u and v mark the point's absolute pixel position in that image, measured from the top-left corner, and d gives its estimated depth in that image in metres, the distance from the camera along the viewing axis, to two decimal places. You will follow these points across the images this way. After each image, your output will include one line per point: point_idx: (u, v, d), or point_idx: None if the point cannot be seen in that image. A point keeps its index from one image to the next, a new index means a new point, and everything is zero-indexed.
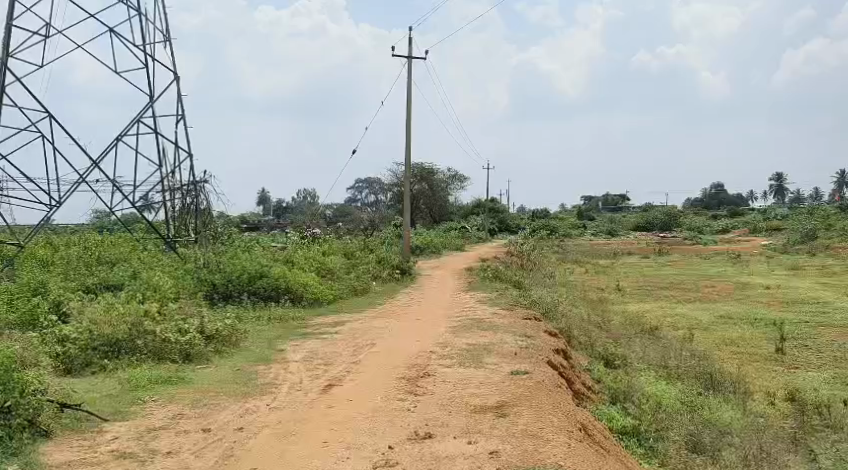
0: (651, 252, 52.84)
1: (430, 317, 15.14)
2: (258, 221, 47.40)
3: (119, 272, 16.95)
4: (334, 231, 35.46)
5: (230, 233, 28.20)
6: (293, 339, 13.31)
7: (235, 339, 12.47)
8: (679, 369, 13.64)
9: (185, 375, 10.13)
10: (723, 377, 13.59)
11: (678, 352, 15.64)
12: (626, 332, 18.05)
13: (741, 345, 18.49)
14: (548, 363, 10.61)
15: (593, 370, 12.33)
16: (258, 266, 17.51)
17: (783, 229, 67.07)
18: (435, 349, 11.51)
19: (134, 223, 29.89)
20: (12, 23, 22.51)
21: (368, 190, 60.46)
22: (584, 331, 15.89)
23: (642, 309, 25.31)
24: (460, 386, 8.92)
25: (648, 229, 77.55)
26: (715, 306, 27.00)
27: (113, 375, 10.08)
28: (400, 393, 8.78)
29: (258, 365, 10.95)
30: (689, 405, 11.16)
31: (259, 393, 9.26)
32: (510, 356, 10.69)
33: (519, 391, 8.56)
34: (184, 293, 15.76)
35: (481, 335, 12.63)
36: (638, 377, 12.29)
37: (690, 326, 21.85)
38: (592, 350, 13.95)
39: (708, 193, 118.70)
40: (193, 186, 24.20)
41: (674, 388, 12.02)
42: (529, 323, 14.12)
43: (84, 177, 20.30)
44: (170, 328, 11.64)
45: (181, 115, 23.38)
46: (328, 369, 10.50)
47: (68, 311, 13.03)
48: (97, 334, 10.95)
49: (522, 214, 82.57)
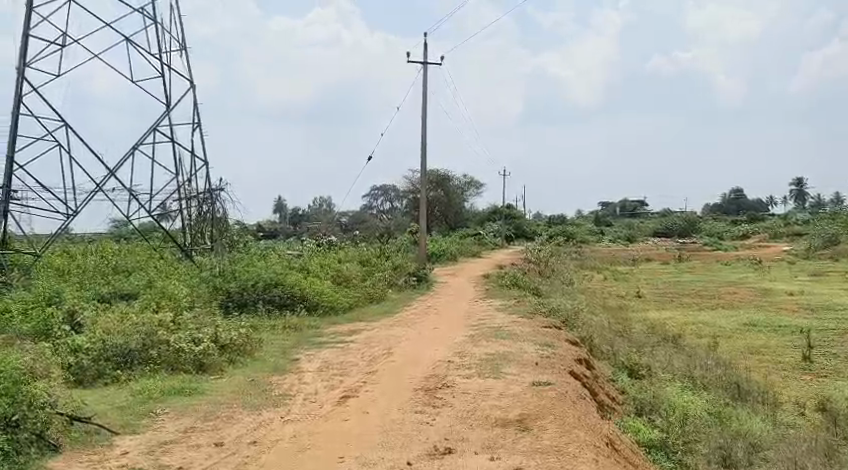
0: (671, 258, 52.19)
1: (448, 326, 14.87)
2: (274, 229, 47.39)
3: (134, 281, 16.81)
4: (350, 238, 35.32)
5: (246, 241, 28.11)
6: (308, 348, 13.08)
7: (249, 348, 12.26)
8: (706, 380, 13.28)
9: (199, 385, 9.91)
10: (749, 388, 13.21)
11: (702, 361, 15.29)
12: (648, 340, 17.69)
13: (767, 353, 18.06)
14: (571, 373, 10.31)
15: (616, 380, 12.00)
16: (273, 274, 17.34)
17: (804, 234, 66.11)
18: (454, 358, 11.24)
19: (151, 232, 29.88)
20: (27, 32, 22.60)
21: (383, 197, 60.44)
22: (604, 339, 15.55)
23: (663, 317, 24.87)
24: (480, 398, 8.61)
25: (667, 235, 76.85)
26: (737, 313, 26.48)
27: (126, 387, 9.87)
28: (417, 406, 8.49)
29: (272, 376, 10.71)
30: (718, 416, 10.81)
31: (274, 404, 9.02)
32: (531, 366, 10.38)
33: (542, 403, 8.24)
34: (199, 301, 15.59)
35: (501, 343, 12.34)
36: (663, 387, 11.94)
37: (713, 333, 21.42)
38: (614, 358, 13.62)
39: (728, 198, 117.57)
40: (209, 195, 24.12)
41: (699, 399, 11.65)
42: (549, 332, 13.80)
43: (101, 186, 20.24)
44: (185, 338, 11.45)
45: (197, 123, 23.33)
46: (344, 379, 10.26)
47: (81, 321, 12.89)
48: (111, 344, 10.78)
49: (539, 220, 82.24)
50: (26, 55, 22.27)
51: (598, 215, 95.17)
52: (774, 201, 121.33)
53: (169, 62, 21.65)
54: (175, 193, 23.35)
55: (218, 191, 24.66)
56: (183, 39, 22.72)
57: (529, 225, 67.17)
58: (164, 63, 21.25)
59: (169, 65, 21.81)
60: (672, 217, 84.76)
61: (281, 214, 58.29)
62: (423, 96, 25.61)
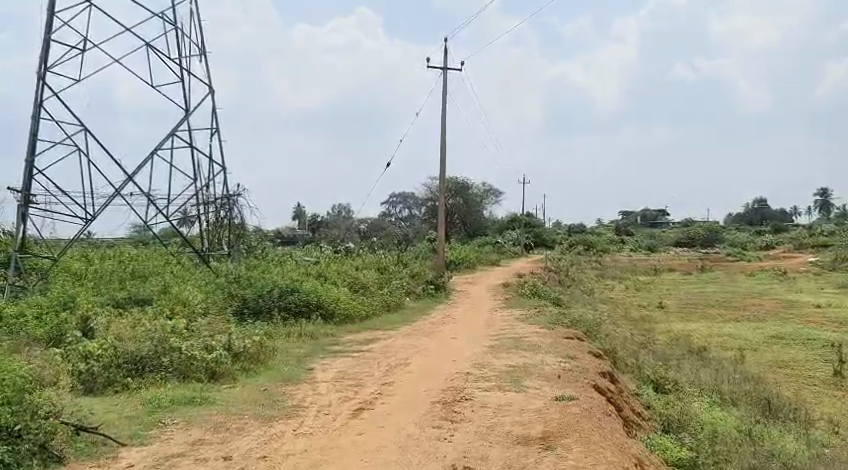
0: (694, 269, 51.45)
1: (467, 336, 14.50)
2: (292, 235, 47.29)
3: (149, 286, 16.60)
4: (369, 246, 35.13)
5: (264, 247, 27.93)
6: (323, 357, 12.77)
7: (263, 357, 11.96)
8: (734, 396, 12.81)
9: (210, 395, 9.61)
10: (779, 404, 12.74)
11: (729, 375, 14.81)
12: (673, 353, 17.22)
13: (797, 368, 17.50)
14: (595, 387, 9.93)
15: (642, 395, 11.56)
16: (290, 281, 17.05)
17: (831, 245, 65.03)
18: (473, 370, 10.88)
19: (170, 238, 29.77)
20: (49, 37, 22.57)
21: (402, 205, 60.08)
22: (628, 351, 15.10)
23: (687, 328, 24.33)
24: (500, 413, 8.22)
25: (690, 245, 75.96)
26: (763, 325, 25.87)
27: (136, 395, 9.60)
28: (435, 420, 8.12)
29: (285, 385, 10.41)
30: (749, 435, 10.37)
31: (286, 416, 8.70)
32: (553, 379, 10.00)
33: (564, 420, 7.83)
34: (213, 308, 15.34)
35: (521, 355, 11.96)
36: (690, 403, 11.51)
37: (739, 346, 20.86)
38: (639, 371, 13.19)
39: (751, 208, 116.04)
40: (227, 200, 23.92)
41: (728, 416, 11.21)
42: (571, 343, 13.37)
43: (120, 191, 20.12)
44: (197, 345, 11.14)
45: (216, 129, 23.19)
46: (359, 390, 9.92)
47: (94, 326, 12.65)
48: (122, 351, 10.50)
49: (558, 229, 81.69)
50: (47, 60, 22.26)
51: (618, 224, 94.26)
52: (797, 212, 119.58)
53: (189, 67, 21.55)
54: (193, 199, 23.19)
55: (235, 197, 24.45)
56: (203, 45, 22.61)
57: (549, 234, 66.60)
58: (183, 69, 21.13)
59: (188, 71, 21.70)
60: (693, 227, 83.73)
61: (300, 220, 58.21)
62: (443, 103, 25.35)
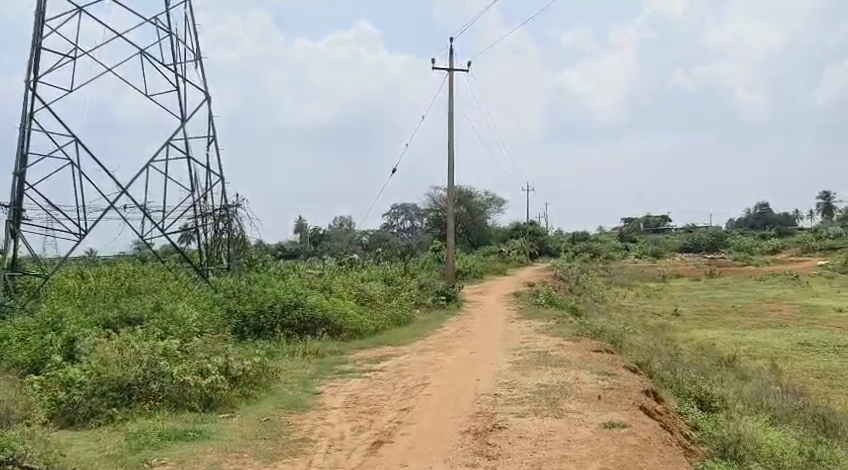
0: (703, 274, 50.37)
1: (486, 352, 13.26)
2: (293, 249, 45.95)
3: (142, 304, 15.37)
4: (373, 257, 33.89)
5: (266, 260, 26.69)
6: (332, 378, 11.57)
7: (264, 381, 10.77)
8: (785, 414, 11.63)
9: (205, 428, 8.39)
10: (834, 422, 11.55)
11: (770, 387, 13.64)
12: (704, 363, 16.04)
13: (835, 377, 16.31)
14: (642, 408, 8.79)
15: (687, 415, 10.33)
16: (293, 295, 15.84)
17: (839, 249, 63.99)
18: (500, 391, 9.68)
19: (168, 254, 28.49)
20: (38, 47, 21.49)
21: (404, 216, 58.25)
22: (662, 364, 13.89)
23: (709, 336, 23.12)
24: (542, 446, 7.05)
25: (694, 251, 75.04)
26: (787, 332, 24.64)
27: (120, 428, 8.42)
28: (468, 456, 6.95)
29: (291, 414, 9.20)
30: (812, 457, 9.24)
31: (292, 453, 7.51)
32: (594, 400, 8.85)
33: (623, 455, 6.70)
34: (211, 327, 14.09)
35: (553, 372, 10.77)
36: (741, 421, 10.36)
37: (768, 354, 19.63)
38: (678, 386, 11.97)
39: (753, 214, 115.36)
40: (225, 211, 22.68)
41: (786, 437, 10.06)
42: (602, 357, 12.16)
43: (113, 204, 18.91)
44: (191, 368, 9.89)
45: (213, 138, 21.99)
46: (374, 419, 8.74)
47: (78, 349, 11.39)
48: (106, 378, 9.31)
49: (561, 236, 80.78)
50: (36, 69, 21.15)
51: (622, 231, 93.04)
52: (800, 215, 118.35)
53: (185, 75, 20.43)
54: (190, 211, 21.99)
55: (234, 207, 23.24)
56: (200, 51, 21.50)
57: (553, 241, 65.44)
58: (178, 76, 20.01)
59: (185, 78, 20.60)
60: (699, 231, 82.44)
61: (301, 233, 56.97)
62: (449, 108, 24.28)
